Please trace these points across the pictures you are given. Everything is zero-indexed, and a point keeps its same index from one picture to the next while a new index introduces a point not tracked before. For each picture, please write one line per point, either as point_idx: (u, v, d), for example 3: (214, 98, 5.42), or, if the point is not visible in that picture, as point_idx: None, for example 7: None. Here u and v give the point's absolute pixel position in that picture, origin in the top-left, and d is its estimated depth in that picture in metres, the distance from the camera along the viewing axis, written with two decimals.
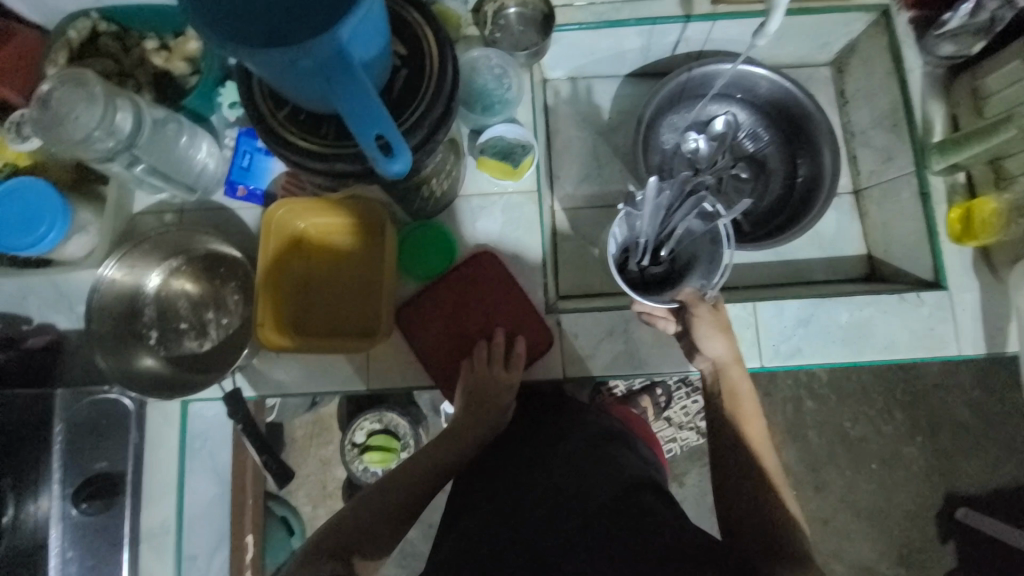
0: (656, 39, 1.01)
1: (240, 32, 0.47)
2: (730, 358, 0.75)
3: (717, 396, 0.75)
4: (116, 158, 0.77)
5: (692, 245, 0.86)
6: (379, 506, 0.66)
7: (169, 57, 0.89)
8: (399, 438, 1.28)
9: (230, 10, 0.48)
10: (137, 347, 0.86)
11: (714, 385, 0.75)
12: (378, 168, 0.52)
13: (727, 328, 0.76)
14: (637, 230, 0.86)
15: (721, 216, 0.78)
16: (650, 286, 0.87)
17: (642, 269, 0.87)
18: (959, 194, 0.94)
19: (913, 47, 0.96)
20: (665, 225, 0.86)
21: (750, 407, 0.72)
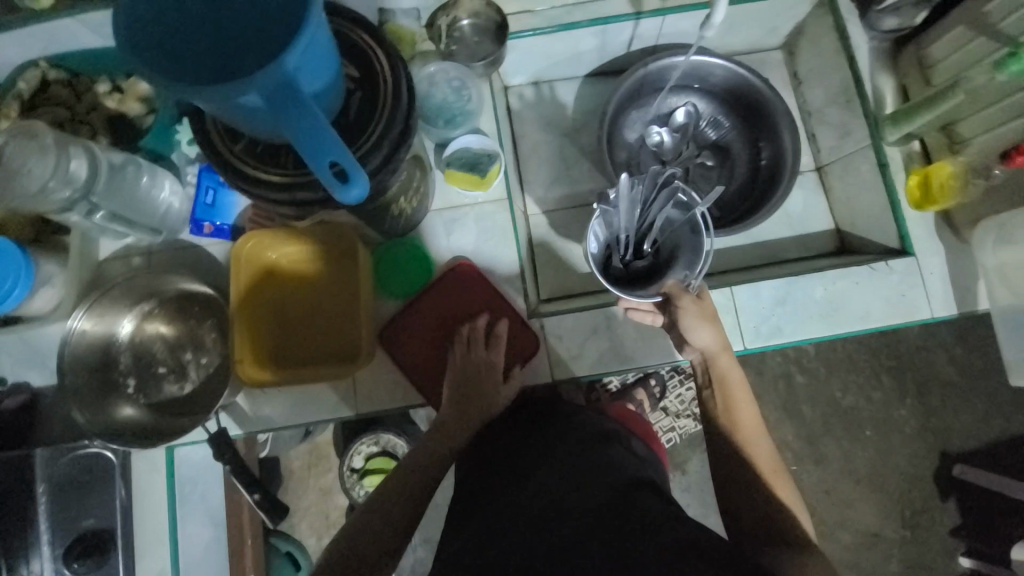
0: (610, 38, 1.02)
1: (184, 70, 0.47)
2: (718, 348, 0.74)
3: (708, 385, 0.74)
4: (75, 208, 0.75)
5: (675, 235, 0.86)
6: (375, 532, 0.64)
7: (123, 98, 0.88)
8: (397, 459, 1.26)
9: (173, 49, 0.47)
10: (115, 397, 0.84)
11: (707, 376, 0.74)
12: (337, 195, 0.51)
13: (714, 318, 0.75)
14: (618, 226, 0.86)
15: (698, 204, 0.79)
16: (637, 280, 0.86)
17: (626, 264, 0.87)
18: (916, 162, 0.96)
19: (856, 24, 0.99)
20: (644, 219, 0.87)
21: (740, 396, 0.71)
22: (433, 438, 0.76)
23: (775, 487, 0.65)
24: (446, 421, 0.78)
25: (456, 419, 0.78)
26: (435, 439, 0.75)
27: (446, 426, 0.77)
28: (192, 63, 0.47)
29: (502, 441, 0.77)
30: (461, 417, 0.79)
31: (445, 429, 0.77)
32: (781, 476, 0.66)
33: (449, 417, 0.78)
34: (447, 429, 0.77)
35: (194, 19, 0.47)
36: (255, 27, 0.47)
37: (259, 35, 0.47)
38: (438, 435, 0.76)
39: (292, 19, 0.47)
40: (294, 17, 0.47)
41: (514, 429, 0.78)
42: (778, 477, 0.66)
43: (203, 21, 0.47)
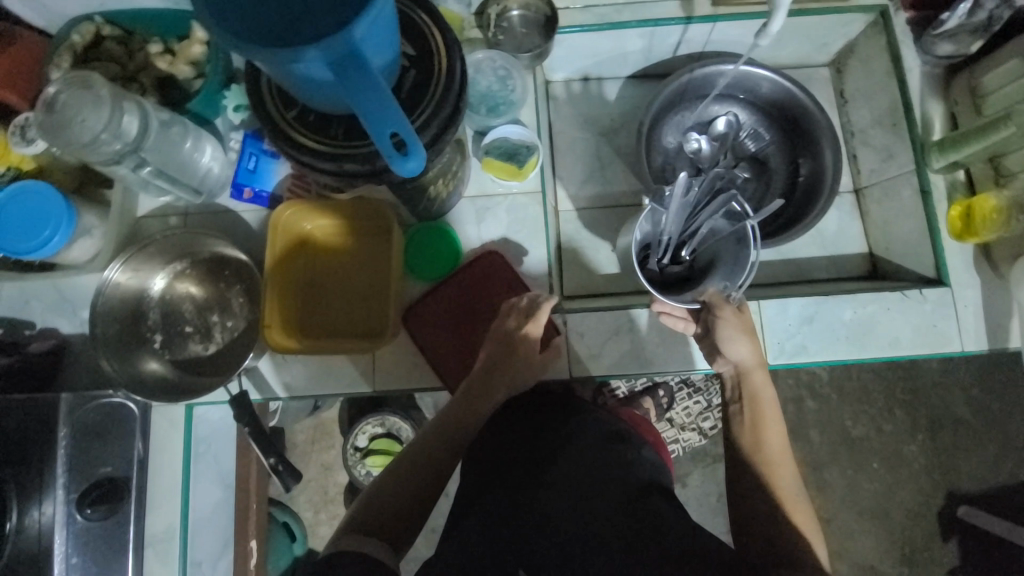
0: (658, 41, 1.02)
1: (252, 33, 0.47)
2: (753, 364, 0.73)
3: (738, 399, 0.73)
4: (123, 161, 0.76)
5: (715, 245, 0.87)
6: (386, 511, 0.64)
7: (174, 61, 0.88)
8: (401, 442, 1.27)
9: (242, 11, 0.48)
10: (141, 350, 0.86)
11: (739, 391, 0.74)
12: (391, 168, 0.52)
13: (753, 333, 0.74)
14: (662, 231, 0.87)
15: (749, 216, 0.78)
16: (670, 285, 0.87)
17: (662, 267, 0.88)
18: (959, 192, 0.95)
19: (910, 47, 0.97)
20: (689, 225, 0.88)
21: (771, 413, 0.71)
22: (446, 418, 0.74)
23: (794, 515, 0.64)
24: (464, 404, 0.75)
25: (472, 401, 0.75)
26: (448, 419, 0.74)
27: (460, 406, 0.75)
28: (262, 28, 0.47)
29: (513, 424, 0.75)
30: (480, 402, 0.76)
31: (458, 410, 0.75)
32: (801, 499, 0.65)
33: (466, 398, 0.76)
34: (461, 410, 0.75)
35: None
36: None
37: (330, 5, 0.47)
38: (452, 416, 0.74)
39: None
40: None
41: (527, 416, 0.76)
42: (794, 499, 0.65)
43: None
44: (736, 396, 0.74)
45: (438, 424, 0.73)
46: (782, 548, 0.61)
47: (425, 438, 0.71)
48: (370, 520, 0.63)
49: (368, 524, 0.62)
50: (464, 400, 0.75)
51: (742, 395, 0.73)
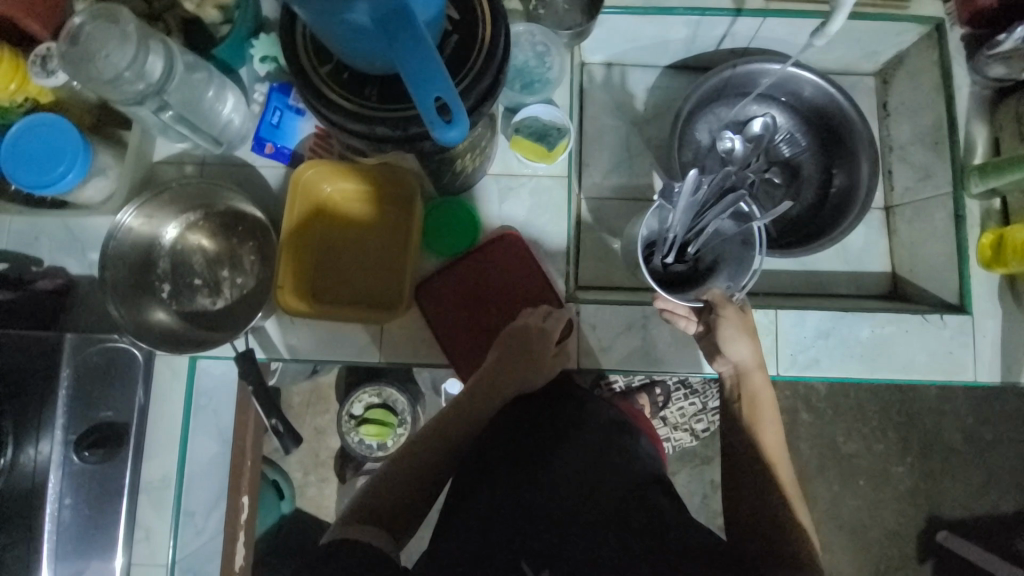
0: (702, 32, 0.98)
1: None
2: (753, 364, 0.73)
3: (739, 399, 0.72)
4: (145, 103, 0.74)
5: (719, 247, 0.84)
6: (388, 498, 0.64)
7: (201, 2, 0.83)
8: (395, 414, 1.27)
9: None
10: (148, 298, 0.84)
11: (736, 392, 0.73)
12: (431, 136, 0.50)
13: (753, 333, 0.74)
14: (667, 230, 0.83)
15: (758, 216, 0.78)
16: (670, 283, 0.84)
17: (665, 265, 0.85)
18: (993, 220, 0.92)
19: (963, 65, 0.94)
20: (696, 224, 0.82)
21: (770, 418, 0.70)
22: (451, 408, 0.73)
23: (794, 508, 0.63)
24: (471, 395, 0.74)
25: (479, 391, 0.74)
26: (452, 409, 0.73)
27: (466, 397, 0.74)
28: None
29: (515, 414, 0.75)
30: (488, 394, 0.74)
31: (463, 401, 0.73)
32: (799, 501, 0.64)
33: (473, 390, 0.75)
34: (466, 400, 0.73)
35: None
36: None
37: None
38: (457, 407, 0.73)
39: None
40: None
41: (529, 407, 0.76)
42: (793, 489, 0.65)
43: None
44: (734, 396, 0.73)
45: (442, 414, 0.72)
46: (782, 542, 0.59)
47: (429, 427, 0.71)
48: (371, 506, 0.63)
49: (369, 510, 0.62)
50: (472, 392, 0.74)
51: (739, 395, 0.72)
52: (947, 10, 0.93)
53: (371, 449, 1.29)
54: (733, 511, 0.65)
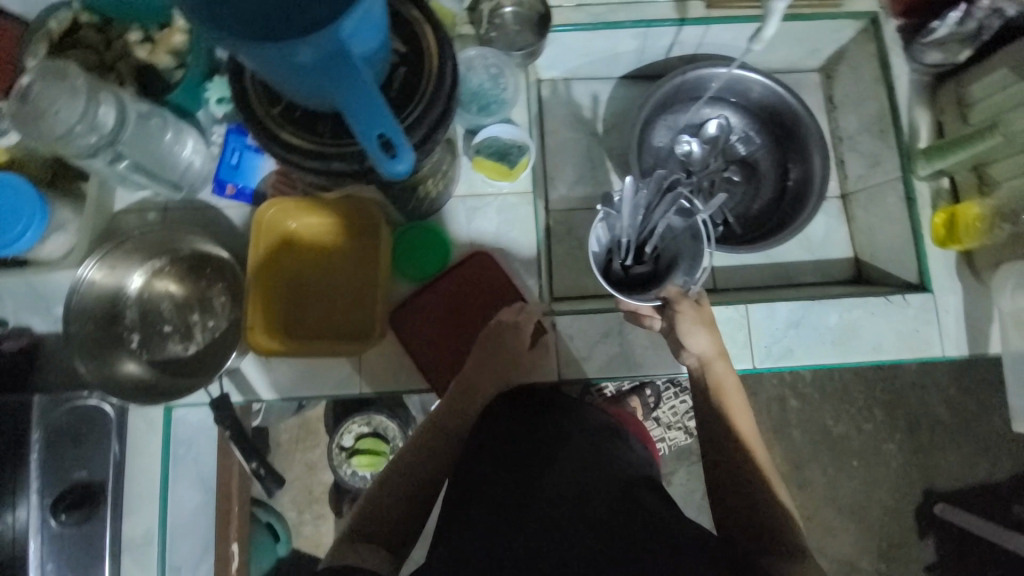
0: (651, 42, 1.01)
1: (231, 27, 0.45)
2: (714, 353, 0.73)
3: (709, 388, 0.72)
4: (98, 155, 0.73)
5: (676, 243, 0.86)
6: (382, 517, 0.64)
7: (154, 49, 0.86)
8: (387, 442, 1.26)
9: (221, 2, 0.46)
10: (118, 351, 0.83)
11: (704, 380, 0.73)
12: (379, 171, 0.50)
13: (711, 323, 0.75)
14: (621, 235, 0.85)
15: (701, 212, 0.78)
16: (636, 286, 0.87)
17: (626, 269, 0.87)
18: (943, 200, 0.96)
19: (899, 55, 0.98)
20: (645, 225, 0.85)
21: (737, 403, 0.70)
22: (437, 421, 0.74)
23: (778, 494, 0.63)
24: (454, 406, 0.76)
25: (462, 401, 0.77)
26: (438, 421, 0.74)
27: (449, 408, 0.76)
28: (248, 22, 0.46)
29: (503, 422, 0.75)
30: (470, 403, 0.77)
31: (448, 412, 0.76)
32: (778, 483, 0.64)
33: (456, 401, 0.77)
34: (451, 412, 0.76)
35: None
36: None
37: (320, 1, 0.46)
38: (442, 418, 0.75)
39: None
40: None
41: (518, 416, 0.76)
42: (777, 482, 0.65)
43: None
44: (703, 384, 0.73)
45: (429, 426, 0.73)
46: (770, 533, 0.59)
47: (417, 441, 0.72)
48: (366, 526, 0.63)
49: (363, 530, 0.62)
50: (453, 402, 0.77)
51: (706, 384, 0.73)
52: (879, 5, 0.98)
53: (365, 479, 1.27)
54: (720, 505, 0.65)
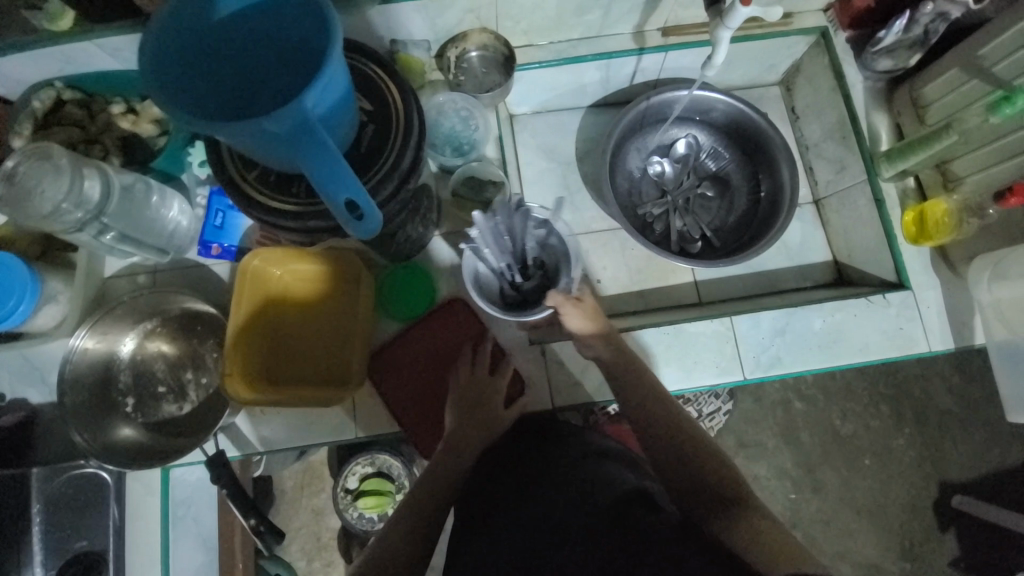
0: (614, 72, 1.06)
1: (203, 109, 0.48)
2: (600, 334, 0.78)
3: (633, 378, 0.74)
4: (85, 228, 0.76)
5: (551, 247, 0.89)
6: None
7: (137, 120, 0.89)
8: (393, 481, 1.25)
9: (194, 84, 0.49)
10: (113, 416, 0.84)
11: (620, 370, 0.75)
12: (348, 232, 0.52)
13: (604, 319, 0.80)
14: (492, 261, 0.86)
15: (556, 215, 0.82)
16: (530, 299, 0.88)
17: (516, 288, 0.88)
18: (911, 199, 0.98)
19: (852, 64, 1.01)
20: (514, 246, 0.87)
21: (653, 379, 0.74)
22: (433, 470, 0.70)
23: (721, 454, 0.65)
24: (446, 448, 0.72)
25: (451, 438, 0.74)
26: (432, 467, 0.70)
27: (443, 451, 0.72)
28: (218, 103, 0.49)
29: (499, 461, 0.74)
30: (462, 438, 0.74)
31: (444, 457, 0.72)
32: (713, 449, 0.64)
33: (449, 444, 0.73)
34: (444, 455, 0.72)
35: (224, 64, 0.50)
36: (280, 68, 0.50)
37: (286, 85, 0.50)
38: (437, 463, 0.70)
39: (313, 63, 0.49)
40: (315, 61, 0.49)
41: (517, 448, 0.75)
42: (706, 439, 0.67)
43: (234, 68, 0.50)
44: (620, 370, 0.75)
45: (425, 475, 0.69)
46: (718, 478, 0.62)
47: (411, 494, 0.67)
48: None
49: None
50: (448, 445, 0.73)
51: (630, 379, 0.74)
52: (827, 19, 1.02)
53: (373, 521, 1.26)
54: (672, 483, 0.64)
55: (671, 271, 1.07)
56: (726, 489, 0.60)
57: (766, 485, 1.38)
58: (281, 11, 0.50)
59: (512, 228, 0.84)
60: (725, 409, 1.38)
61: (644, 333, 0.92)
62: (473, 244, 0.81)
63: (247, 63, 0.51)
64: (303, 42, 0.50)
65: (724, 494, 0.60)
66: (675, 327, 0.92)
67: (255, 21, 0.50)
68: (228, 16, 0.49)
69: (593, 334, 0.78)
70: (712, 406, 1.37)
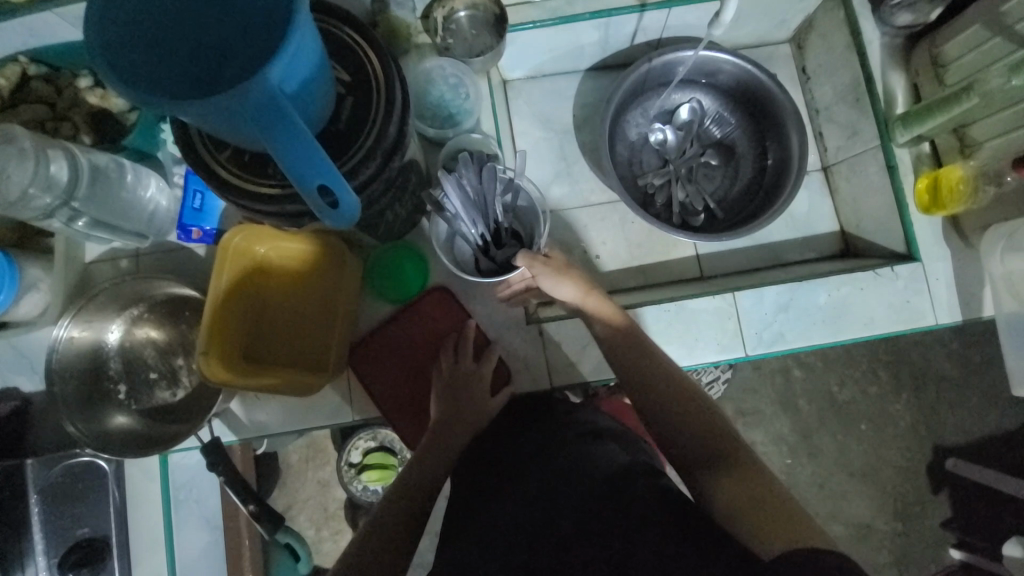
0: (613, 31, 0.99)
1: (151, 82, 0.44)
2: (582, 296, 0.76)
3: (621, 346, 0.73)
4: (55, 215, 0.72)
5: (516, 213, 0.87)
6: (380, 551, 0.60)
7: (106, 94, 0.84)
8: (394, 454, 1.26)
9: (143, 50, 0.44)
10: (105, 404, 0.82)
11: (610, 338, 0.74)
12: (324, 222, 0.49)
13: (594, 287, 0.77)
14: (472, 232, 0.81)
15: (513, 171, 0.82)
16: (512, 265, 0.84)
17: (495, 259, 0.84)
18: (925, 164, 0.93)
19: (870, 19, 0.94)
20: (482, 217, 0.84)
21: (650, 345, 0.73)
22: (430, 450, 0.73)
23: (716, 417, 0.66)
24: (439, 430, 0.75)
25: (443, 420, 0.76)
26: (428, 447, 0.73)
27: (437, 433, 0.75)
28: (166, 65, 0.44)
29: (499, 440, 0.75)
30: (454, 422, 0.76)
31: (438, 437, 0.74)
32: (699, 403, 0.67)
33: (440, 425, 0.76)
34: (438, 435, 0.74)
35: (177, 22, 0.45)
36: (237, 30, 0.45)
37: (239, 44, 0.44)
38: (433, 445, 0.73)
39: (273, 28, 0.44)
40: (276, 25, 0.44)
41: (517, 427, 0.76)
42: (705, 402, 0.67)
43: (188, 23, 0.45)
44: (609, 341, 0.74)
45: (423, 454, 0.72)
46: (719, 443, 0.63)
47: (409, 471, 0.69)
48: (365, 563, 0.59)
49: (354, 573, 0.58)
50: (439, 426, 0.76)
51: (618, 350, 0.73)
52: None
53: (377, 493, 1.28)
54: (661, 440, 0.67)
55: (672, 245, 1.03)
56: (716, 448, 0.63)
57: (763, 450, 1.40)
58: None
59: (491, 197, 0.80)
60: (724, 377, 1.38)
61: (644, 311, 0.89)
62: (450, 212, 0.78)
63: (199, 18, 0.45)
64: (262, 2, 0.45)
65: (715, 454, 0.62)
66: (677, 304, 0.90)
67: None
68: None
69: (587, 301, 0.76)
70: (712, 375, 1.36)
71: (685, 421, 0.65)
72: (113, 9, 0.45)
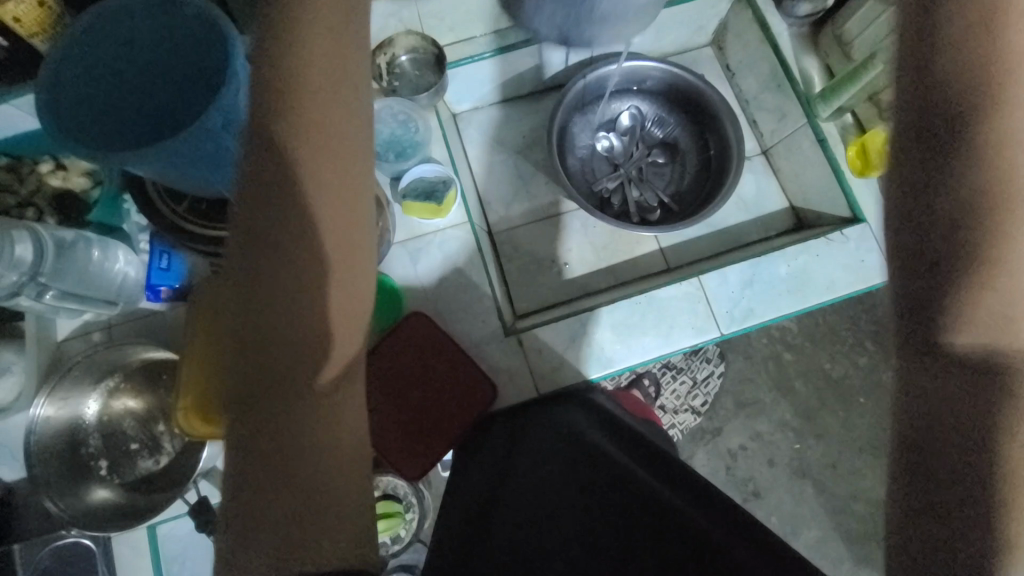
0: (547, 57, 1.06)
1: (97, 135, 0.60)
2: None
3: (980, 119, 0.37)
4: (22, 292, 0.73)
5: None
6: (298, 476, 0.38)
7: (67, 175, 0.86)
8: (400, 501, 1.00)
9: (90, 109, 0.60)
10: (87, 480, 0.80)
11: (974, 98, 0.37)
12: None
13: (988, 19, 0.37)
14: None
15: None
16: None
17: None
18: (852, 134, 0.99)
19: (775, 14, 1.03)
20: None
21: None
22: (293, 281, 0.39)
23: None
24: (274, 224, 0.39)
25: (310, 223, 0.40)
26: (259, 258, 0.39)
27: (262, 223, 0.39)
28: (119, 122, 0.62)
29: (505, 437, 0.77)
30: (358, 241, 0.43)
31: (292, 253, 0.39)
32: None
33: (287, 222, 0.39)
34: (255, 231, 0.39)
35: (111, 83, 0.61)
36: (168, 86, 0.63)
37: (175, 97, 0.63)
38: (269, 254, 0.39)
39: (200, 86, 0.63)
40: (201, 84, 0.63)
41: (520, 426, 0.78)
42: None
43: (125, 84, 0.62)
44: (937, 122, 0.38)
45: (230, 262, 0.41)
46: None
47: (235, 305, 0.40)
48: (294, 500, 0.37)
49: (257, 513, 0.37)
50: (304, 221, 0.39)
51: (979, 136, 0.37)
52: None
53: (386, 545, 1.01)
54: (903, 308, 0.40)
55: (636, 243, 1.07)
56: None
57: (769, 439, 1.36)
58: (174, 38, 0.62)
59: None
60: (718, 372, 1.36)
61: (614, 309, 0.92)
62: None
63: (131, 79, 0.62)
64: (184, 60, 0.62)
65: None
66: (646, 296, 0.92)
67: (140, 45, 0.61)
68: (133, 39, 0.61)
69: (940, 2, 0.37)
70: (706, 371, 1.36)
71: (961, 340, 0.37)
72: (62, 78, 0.57)
